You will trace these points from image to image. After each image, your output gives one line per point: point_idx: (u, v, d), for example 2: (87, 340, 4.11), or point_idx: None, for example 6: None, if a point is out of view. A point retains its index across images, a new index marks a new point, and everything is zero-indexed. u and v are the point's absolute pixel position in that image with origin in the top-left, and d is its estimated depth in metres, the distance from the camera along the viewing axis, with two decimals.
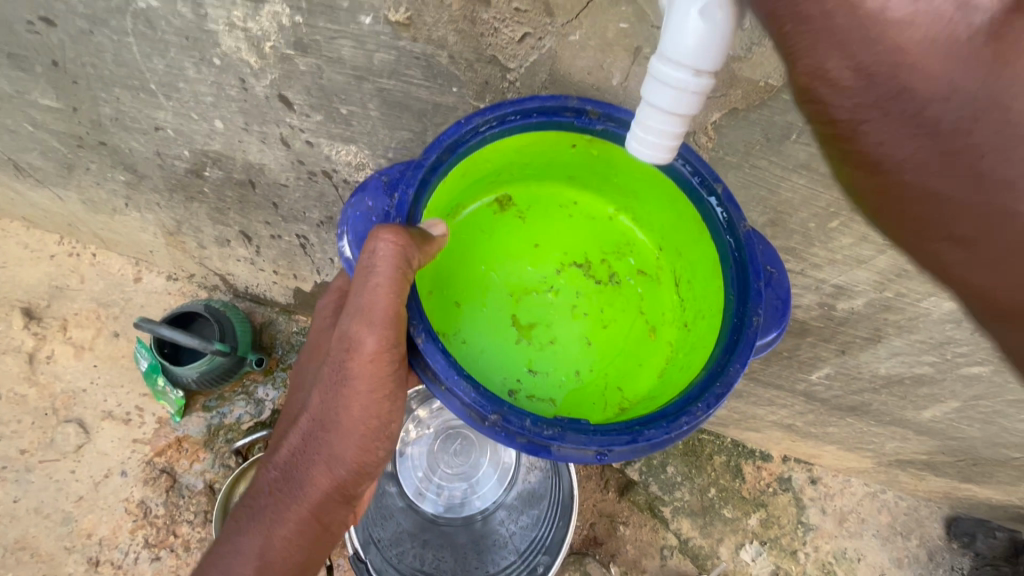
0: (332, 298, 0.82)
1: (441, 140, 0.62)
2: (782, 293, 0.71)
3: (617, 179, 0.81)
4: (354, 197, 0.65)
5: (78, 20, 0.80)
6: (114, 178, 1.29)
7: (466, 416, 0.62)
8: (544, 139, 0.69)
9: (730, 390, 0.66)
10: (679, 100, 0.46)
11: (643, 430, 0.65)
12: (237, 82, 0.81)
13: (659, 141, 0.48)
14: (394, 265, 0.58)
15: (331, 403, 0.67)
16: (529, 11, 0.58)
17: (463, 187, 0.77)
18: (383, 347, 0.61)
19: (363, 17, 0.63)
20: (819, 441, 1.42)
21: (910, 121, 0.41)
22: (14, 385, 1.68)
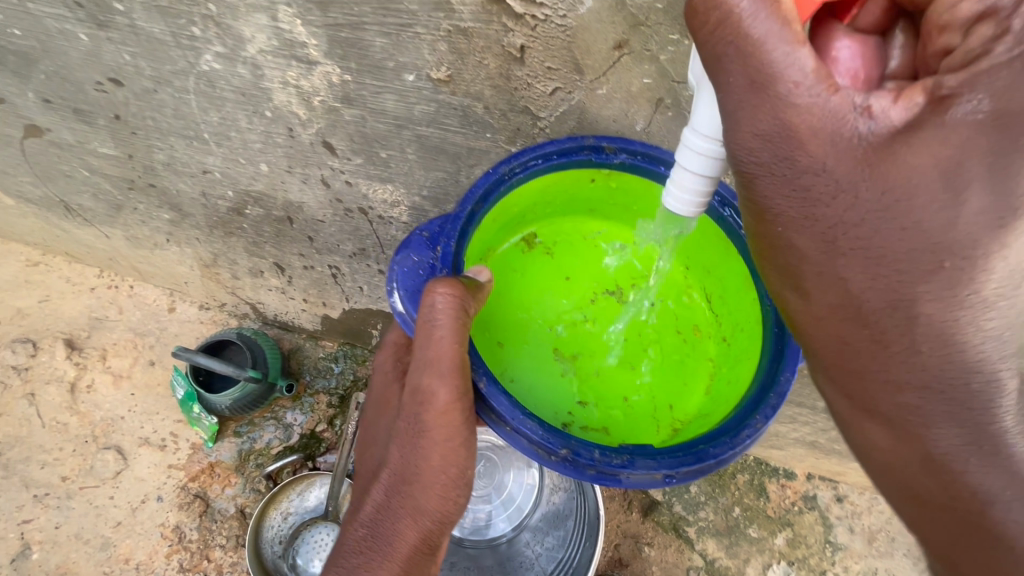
0: (389, 353, 0.90)
1: (474, 192, 0.68)
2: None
3: (636, 208, 0.87)
4: (399, 254, 0.69)
5: (145, 80, 0.86)
6: (159, 217, 1.38)
7: (533, 453, 0.66)
8: (568, 178, 0.74)
9: (785, 400, 0.69)
10: (710, 164, 0.53)
11: (709, 449, 0.68)
12: (285, 131, 0.88)
13: (692, 198, 0.55)
14: (453, 314, 0.64)
15: (411, 456, 0.72)
16: (561, 69, 0.63)
17: (494, 232, 0.83)
18: (454, 397, 0.66)
19: (407, 75, 0.69)
20: (844, 458, 1.43)
21: (791, 184, 0.47)
22: (56, 414, 1.74)
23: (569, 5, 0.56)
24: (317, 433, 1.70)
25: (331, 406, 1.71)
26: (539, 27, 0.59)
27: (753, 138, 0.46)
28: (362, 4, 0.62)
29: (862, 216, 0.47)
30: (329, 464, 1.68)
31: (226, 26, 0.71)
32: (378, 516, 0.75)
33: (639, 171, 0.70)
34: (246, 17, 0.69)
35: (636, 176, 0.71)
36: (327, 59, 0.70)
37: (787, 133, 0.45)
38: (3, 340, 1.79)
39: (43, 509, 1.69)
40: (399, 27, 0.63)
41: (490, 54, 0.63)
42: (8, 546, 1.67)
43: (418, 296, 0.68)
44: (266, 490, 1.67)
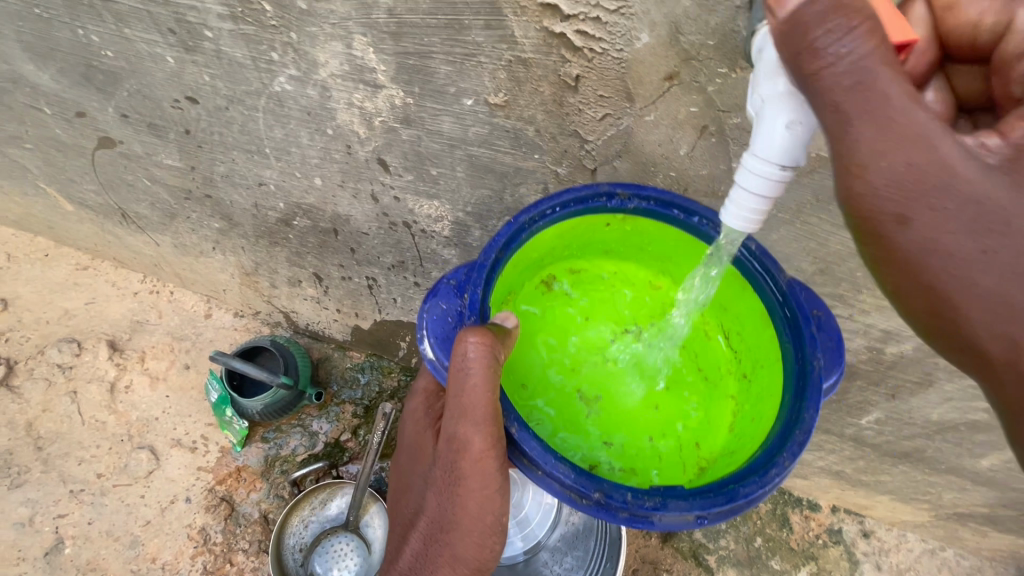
0: (420, 401, 0.88)
1: (496, 241, 0.73)
2: (835, 334, 0.74)
3: (649, 247, 0.89)
4: (428, 302, 0.74)
5: (218, 99, 0.94)
6: (209, 226, 1.45)
7: (565, 496, 0.65)
8: (583, 223, 0.80)
9: (812, 437, 0.69)
10: (768, 185, 0.53)
11: (738, 488, 0.68)
12: (343, 148, 0.94)
13: (748, 216, 0.55)
14: (486, 364, 0.64)
15: (448, 504, 0.72)
16: (612, 97, 0.68)
17: (515, 277, 0.86)
18: (489, 445, 0.66)
19: (465, 100, 0.75)
20: (871, 490, 1.42)
21: (929, 205, 0.47)
22: (95, 412, 1.75)
23: (626, 40, 0.61)
24: (340, 443, 1.73)
25: (356, 416, 1.74)
26: (596, 59, 0.64)
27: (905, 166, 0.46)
28: (432, 35, 0.68)
29: (1009, 205, 0.47)
30: (351, 474, 1.71)
31: (303, 51, 0.78)
32: (418, 561, 0.79)
33: (654, 213, 0.77)
34: (323, 44, 0.75)
35: (650, 218, 0.78)
36: (393, 84, 0.77)
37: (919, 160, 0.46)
38: (49, 339, 1.83)
39: (78, 505, 1.67)
40: (465, 56, 0.69)
41: (545, 82, 0.68)
42: (42, 539, 1.63)
43: (447, 343, 0.72)
44: (290, 497, 1.67)
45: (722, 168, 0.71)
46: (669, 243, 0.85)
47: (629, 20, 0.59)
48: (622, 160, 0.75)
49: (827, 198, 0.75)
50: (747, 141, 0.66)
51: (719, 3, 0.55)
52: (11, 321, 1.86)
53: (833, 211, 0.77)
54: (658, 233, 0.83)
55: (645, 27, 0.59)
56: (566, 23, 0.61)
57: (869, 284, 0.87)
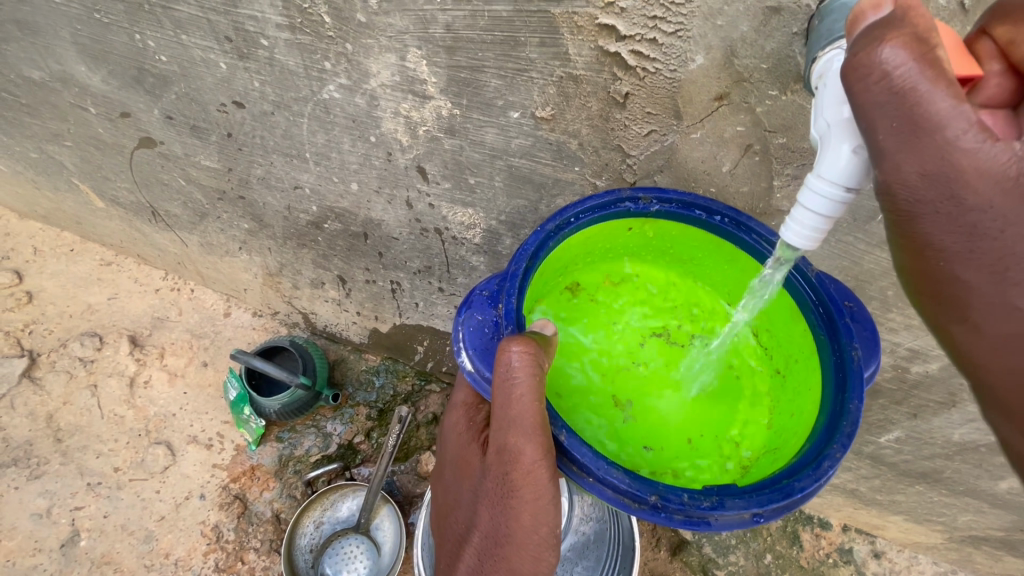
0: (460, 413, 0.89)
1: (525, 250, 0.74)
2: (869, 325, 0.76)
3: (674, 250, 0.91)
4: (462, 314, 0.76)
5: (265, 104, 0.97)
6: (239, 226, 1.47)
7: (620, 502, 0.66)
8: (606, 228, 0.81)
9: (859, 427, 0.69)
10: (832, 206, 0.51)
11: (793, 483, 0.68)
12: (384, 155, 0.97)
13: (810, 234, 0.52)
14: (532, 371, 0.66)
15: (502, 516, 0.72)
16: (660, 115, 0.70)
17: (541, 284, 0.86)
18: (541, 456, 0.66)
19: (512, 113, 0.77)
20: (884, 510, 1.42)
21: (961, 223, 0.46)
22: (114, 406, 1.77)
23: (680, 61, 0.63)
24: (353, 444, 1.74)
25: (370, 418, 1.75)
26: (648, 78, 0.66)
27: (916, 175, 0.45)
28: (486, 51, 0.71)
29: None
30: (364, 476, 1.71)
31: (356, 62, 0.80)
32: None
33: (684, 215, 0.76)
34: (377, 56, 0.78)
35: (673, 220, 0.79)
36: (441, 95, 0.79)
37: (953, 173, 0.44)
38: (72, 333, 1.85)
39: (94, 497, 1.68)
40: (516, 71, 0.71)
41: (594, 99, 0.71)
42: (58, 531, 1.64)
43: (487, 355, 0.74)
44: (302, 497, 1.68)
45: (763, 186, 0.73)
46: (694, 245, 0.86)
47: (684, 42, 0.62)
48: (662, 174, 0.77)
49: (863, 218, 0.77)
50: (790, 160, 0.68)
51: (776, 30, 0.57)
52: (36, 314, 1.89)
53: (868, 230, 0.79)
54: (682, 235, 0.84)
55: (700, 50, 0.62)
56: (621, 43, 0.64)
57: (899, 303, 0.88)
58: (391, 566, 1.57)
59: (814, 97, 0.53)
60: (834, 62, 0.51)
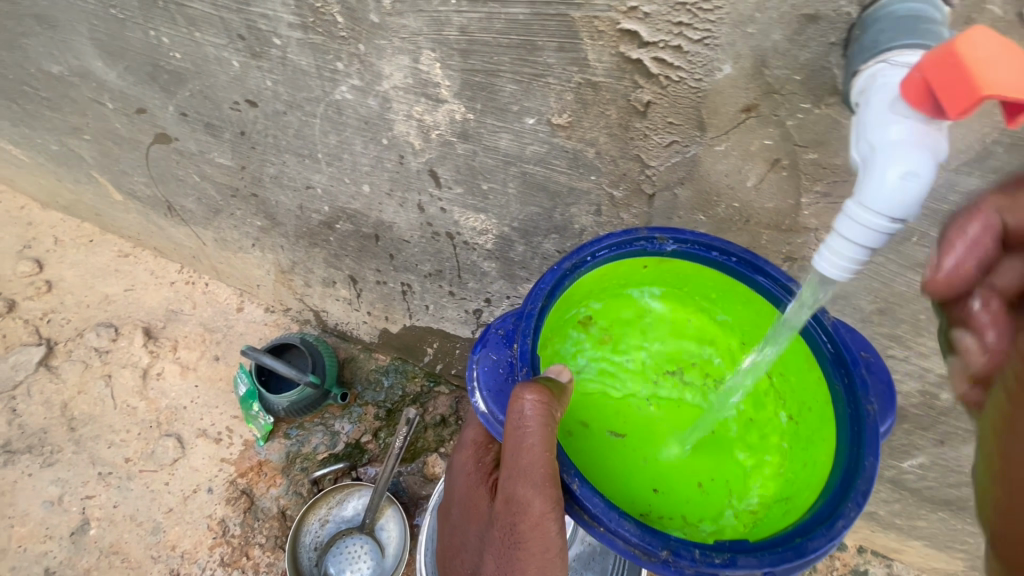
0: (469, 455, 0.86)
1: (540, 289, 0.72)
2: (885, 377, 0.72)
3: (687, 288, 0.87)
4: (478, 353, 0.75)
5: (278, 104, 0.95)
6: (251, 223, 1.47)
7: (631, 554, 0.64)
8: (619, 266, 0.79)
9: (874, 486, 0.66)
10: (872, 236, 0.47)
11: (806, 542, 0.65)
12: (396, 158, 0.95)
13: (846, 265, 0.49)
14: (543, 421, 0.64)
15: (507, 568, 0.68)
16: (682, 125, 0.66)
17: (557, 321, 0.83)
18: (547, 510, 0.64)
19: (527, 119, 0.74)
20: (903, 535, 1.36)
21: None
22: (127, 397, 1.78)
23: (706, 70, 0.60)
24: (361, 444, 1.72)
25: (378, 418, 1.74)
26: (671, 87, 0.63)
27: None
28: (502, 54, 0.68)
29: None
30: (370, 477, 1.70)
31: (369, 64, 0.78)
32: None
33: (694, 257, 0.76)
34: (390, 57, 0.76)
35: (689, 260, 0.78)
36: (455, 99, 0.77)
37: None
38: (89, 323, 1.88)
39: (105, 487, 1.68)
40: (533, 76, 0.69)
41: (613, 106, 0.68)
42: (68, 519, 1.65)
43: (501, 397, 0.72)
44: (308, 495, 1.67)
45: (790, 203, 0.69)
46: (707, 284, 0.82)
47: (712, 51, 0.58)
48: (683, 187, 0.74)
49: (896, 238, 0.73)
50: (821, 177, 0.64)
51: (812, 39, 0.54)
52: (54, 303, 1.91)
53: (902, 252, 0.74)
54: (695, 275, 0.81)
55: (729, 58, 0.58)
56: (643, 50, 0.61)
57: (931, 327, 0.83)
58: (395, 568, 1.55)
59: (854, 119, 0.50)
60: (884, 78, 0.47)
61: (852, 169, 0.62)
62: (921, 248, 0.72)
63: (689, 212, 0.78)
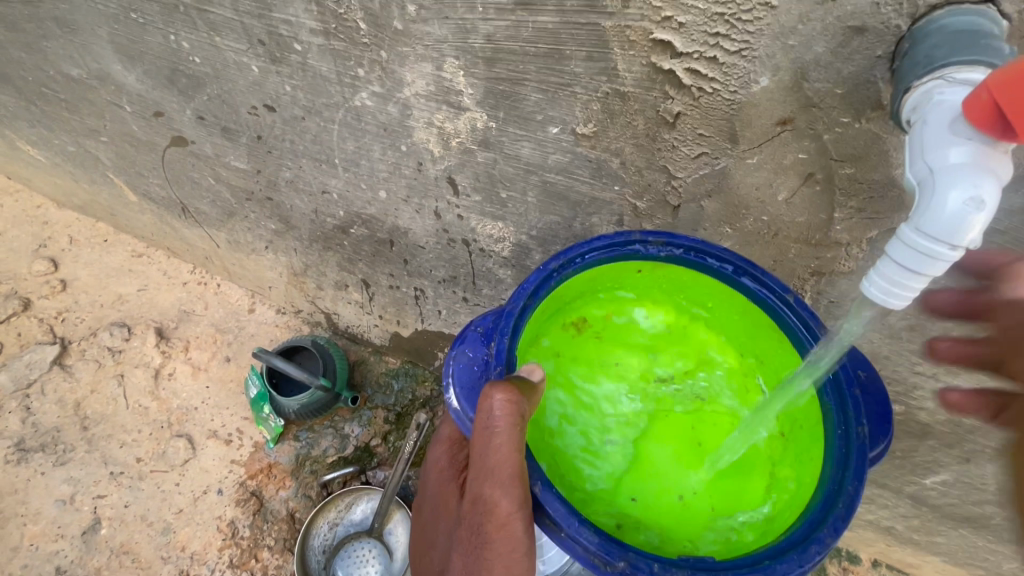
0: (444, 449, 0.88)
1: (524, 289, 0.72)
2: (883, 400, 0.71)
3: (684, 293, 0.84)
4: (455, 350, 0.74)
5: (296, 109, 0.95)
6: (265, 226, 1.46)
7: (589, 562, 0.62)
8: (610, 272, 0.79)
9: (855, 512, 0.65)
10: (928, 263, 0.46)
11: (775, 564, 0.64)
12: (414, 165, 0.94)
13: (900, 294, 0.48)
14: (511, 421, 0.63)
15: (473, 570, 0.65)
16: (713, 137, 0.65)
17: (545, 321, 0.82)
18: (513, 510, 0.62)
19: (551, 128, 0.73)
20: (920, 550, 1.33)
21: None
22: (139, 397, 1.78)
23: (742, 82, 0.58)
24: (370, 447, 1.72)
25: (387, 422, 1.73)
26: (703, 98, 0.61)
27: None
28: (529, 63, 0.66)
29: None
30: (379, 480, 1.69)
31: (391, 70, 0.77)
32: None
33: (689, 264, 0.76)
34: (412, 64, 0.75)
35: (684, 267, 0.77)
36: (478, 107, 0.75)
37: None
38: (102, 323, 1.88)
39: (116, 487, 1.69)
40: (559, 86, 0.67)
41: (641, 117, 0.66)
42: (80, 518, 1.65)
43: (473, 394, 0.71)
44: (317, 498, 1.67)
45: (822, 217, 0.67)
46: (705, 291, 0.80)
47: (749, 63, 0.57)
48: (711, 199, 0.73)
49: None
50: (855, 191, 0.63)
51: (857, 52, 0.52)
52: (69, 302, 1.92)
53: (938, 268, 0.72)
54: (693, 282, 0.80)
55: (767, 71, 0.57)
56: (676, 60, 0.59)
57: None
58: (404, 571, 1.55)
59: (908, 135, 0.49)
60: (943, 95, 0.45)
61: (889, 185, 0.60)
62: (957, 264, 0.70)
63: (714, 224, 0.76)
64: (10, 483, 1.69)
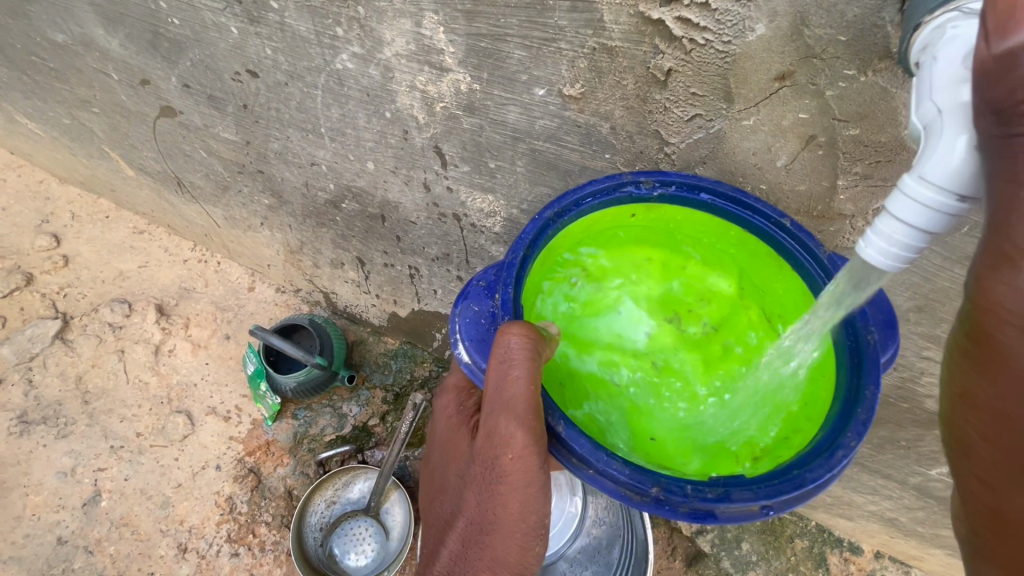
0: (450, 398, 0.84)
1: (522, 239, 0.68)
2: (885, 306, 0.66)
3: (678, 234, 0.80)
4: (459, 305, 0.70)
5: (279, 74, 0.92)
6: (259, 201, 1.43)
7: (621, 495, 0.60)
8: (604, 220, 0.75)
9: (875, 415, 0.62)
10: (932, 218, 0.43)
11: (804, 473, 0.61)
12: (400, 133, 0.90)
13: (896, 253, 0.46)
14: (529, 356, 0.60)
15: (488, 503, 0.65)
16: (707, 96, 0.64)
17: (545, 271, 0.78)
18: (531, 443, 0.59)
19: (537, 89, 0.70)
20: (923, 542, 1.29)
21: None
22: (139, 372, 1.78)
23: (737, 31, 0.57)
24: (368, 427, 1.70)
25: (385, 402, 1.72)
26: (696, 52, 0.60)
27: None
28: (510, 16, 0.64)
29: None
30: (376, 460, 1.69)
31: (370, 28, 0.75)
32: (456, 566, 0.70)
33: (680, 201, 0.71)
34: (391, 21, 0.72)
35: (676, 205, 0.72)
36: (460, 67, 0.73)
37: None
38: (103, 298, 1.88)
39: (116, 460, 1.69)
40: (543, 41, 0.65)
41: (630, 75, 0.64)
42: (81, 490, 1.66)
43: (484, 346, 0.68)
44: (314, 476, 1.66)
45: (825, 184, 0.67)
46: (698, 226, 0.76)
47: (743, 9, 0.55)
48: (705, 166, 0.72)
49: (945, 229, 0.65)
50: (860, 155, 0.61)
51: None
52: (71, 278, 1.92)
53: (949, 243, 0.67)
54: (686, 219, 0.75)
55: (763, 16, 0.55)
56: (666, 9, 0.57)
57: None
58: (399, 551, 1.54)
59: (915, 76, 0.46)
60: (955, 28, 0.43)
61: (898, 147, 0.59)
62: (971, 239, 0.65)
63: None
64: (12, 455, 1.70)
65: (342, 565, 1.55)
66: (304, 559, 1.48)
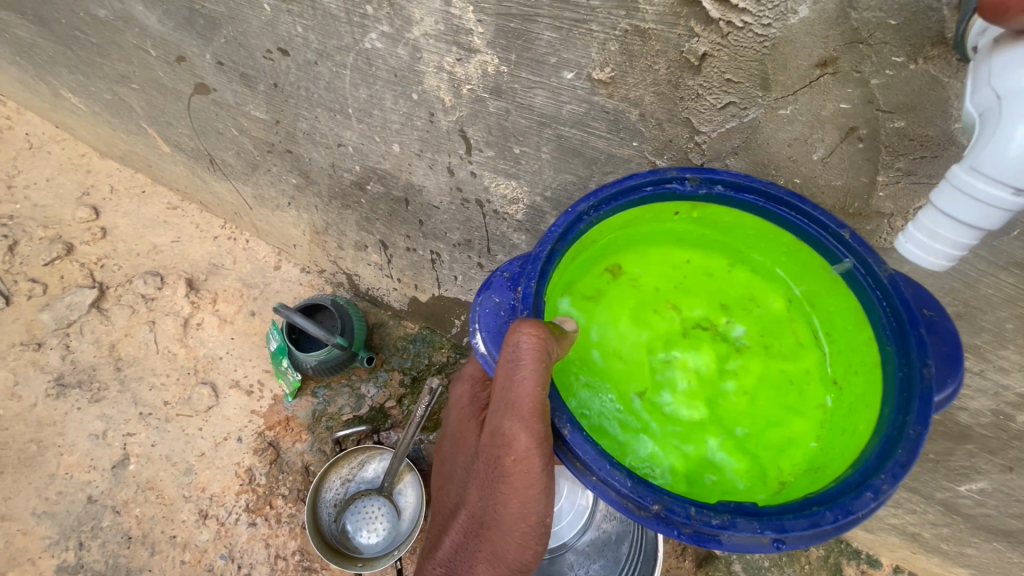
0: (466, 387, 0.84)
1: (551, 233, 0.67)
2: (951, 339, 0.64)
3: (728, 237, 0.78)
4: (480, 296, 0.69)
5: (310, 53, 0.92)
6: (287, 181, 1.45)
7: (622, 506, 0.60)
8: (646, 214, 0.74)
9: (917, 458, 0.59)
10: (982, 212, 0.45)
11: (826, 512, 0.59)
12: (426, 116, 0.90)
13: (946, 248, 0.48)
14: (538, 357, 0.59)
15: (490, 500, 0.65)
16: (742, 83, 0.62)
17: (576, 265, 0.77)
18: (532, 447, 0.59)
19: (566, 73, 0.69)
20: (947, 560, 1.24)
21: None
22: (168, 343, 1.84)
23: (778, 13, 0.55)
24: (384, 409, 1.73)
25: (402, 385, 1.74)
26: (733, 35, 0.58)
27: None
28: None
29: None
30: (392, 442, 1.70)
31: (399, 7, 0.74)
32: (455, 556, 0.72)
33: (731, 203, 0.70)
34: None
35: (721, 205, 0.71)
36: (488, 49, 0.72)
37: None
38: (137, 271, 1.94)
39: (145, 426, 1.76)
40: (574, 22, 0.63)
41: (663, 59, 0.62)
42: (111, 453, 1.74)
43: (500, 338, 0.67)
44: (331, 453, 1.69)
45: (864, 180, 0.64)
46: (749, 229, 0.75)
47: None
48: (737, 157, 0.69)
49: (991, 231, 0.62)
50: (903, 149, 0.59)
51: None
52: (107, 249, 1.98)
53: (996, 248, 0.64)
54: (736, 222, 0.74)
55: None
56: None
57: (1018, 338, 0.73)
58: (410, 532, 1.55)
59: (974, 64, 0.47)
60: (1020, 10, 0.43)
61: (946, 142, 0.56)
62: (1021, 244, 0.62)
63: None
64: (49, 415, 1.78)
65: (354, 542, 1.58)
66: (319, 535, 1.52)
